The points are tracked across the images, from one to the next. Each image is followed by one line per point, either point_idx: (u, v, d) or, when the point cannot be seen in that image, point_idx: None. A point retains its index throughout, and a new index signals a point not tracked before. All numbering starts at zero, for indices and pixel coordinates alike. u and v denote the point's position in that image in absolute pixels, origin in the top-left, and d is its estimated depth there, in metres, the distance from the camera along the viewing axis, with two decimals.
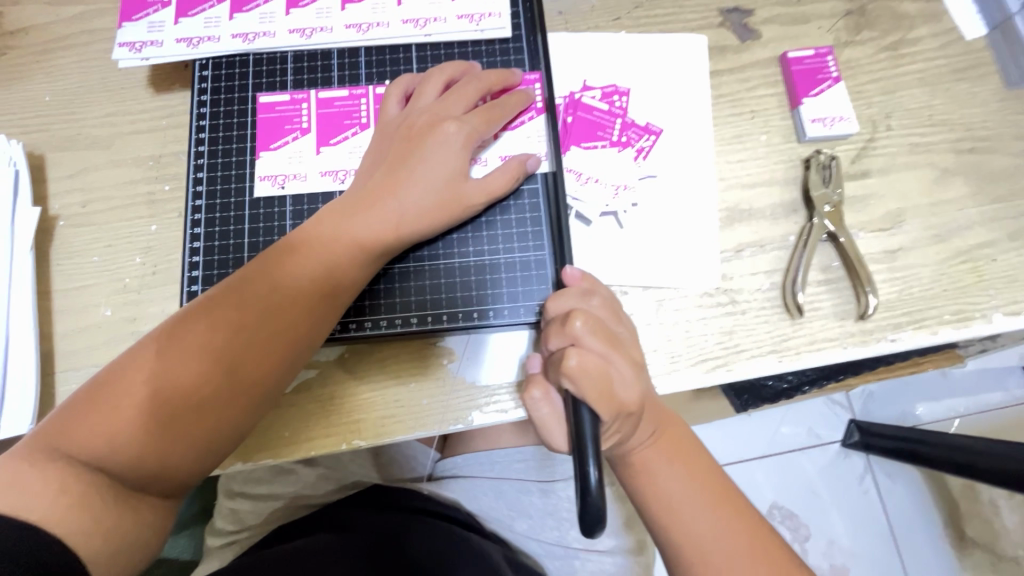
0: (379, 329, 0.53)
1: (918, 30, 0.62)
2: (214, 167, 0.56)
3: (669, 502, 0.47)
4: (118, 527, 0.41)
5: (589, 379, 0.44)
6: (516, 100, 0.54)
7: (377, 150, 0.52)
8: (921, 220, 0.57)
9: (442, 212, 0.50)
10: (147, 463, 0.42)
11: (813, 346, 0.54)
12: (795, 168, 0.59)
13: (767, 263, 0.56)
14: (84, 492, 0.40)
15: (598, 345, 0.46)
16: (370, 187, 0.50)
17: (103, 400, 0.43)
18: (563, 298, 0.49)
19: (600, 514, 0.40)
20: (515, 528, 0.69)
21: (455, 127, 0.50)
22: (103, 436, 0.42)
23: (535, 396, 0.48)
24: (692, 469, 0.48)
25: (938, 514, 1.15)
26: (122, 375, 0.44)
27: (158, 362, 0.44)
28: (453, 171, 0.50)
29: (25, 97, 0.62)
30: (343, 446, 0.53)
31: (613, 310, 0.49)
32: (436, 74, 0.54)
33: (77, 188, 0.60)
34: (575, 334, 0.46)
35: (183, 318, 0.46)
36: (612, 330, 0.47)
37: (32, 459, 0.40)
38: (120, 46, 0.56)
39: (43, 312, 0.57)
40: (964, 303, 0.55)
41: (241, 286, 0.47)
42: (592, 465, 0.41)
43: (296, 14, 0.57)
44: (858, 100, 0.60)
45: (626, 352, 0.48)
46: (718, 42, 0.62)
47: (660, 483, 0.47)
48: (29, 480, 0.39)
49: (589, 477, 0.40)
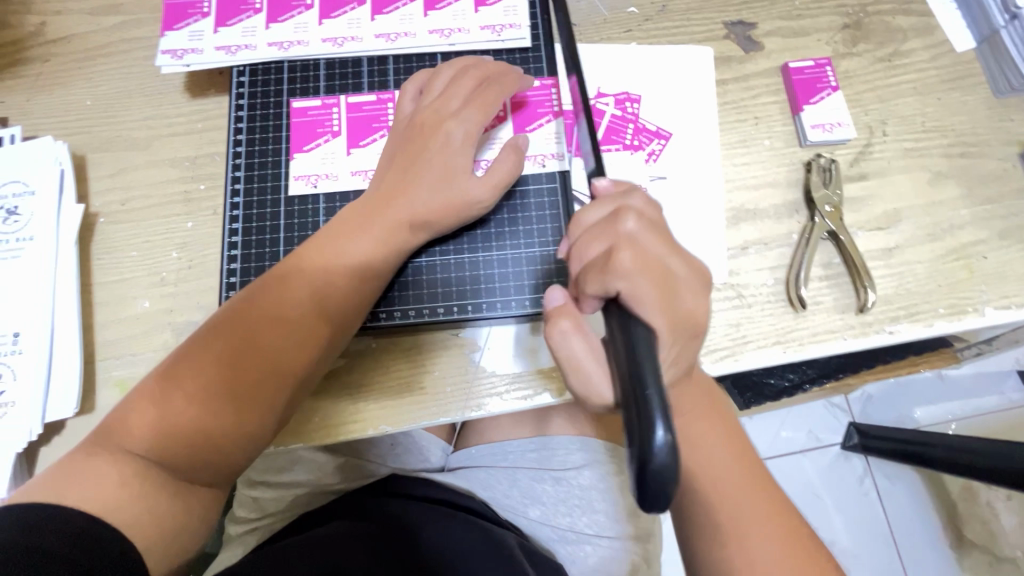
0: (407, 320, 0.56)
1: (911, 42, 0.66)
2: (251, 167, 0.59)
3: (712, 477, 0.48)
4: (168, 513, 0.44)
5: (645, 278, 0.40)
6: (508, 85, 0.56)
7: (388, 150, 0.55)
8: (916, 219, 0.61)
9: (453, 209, 0.53)
10: (189, 455, 0.46)
11: (816, 338, 0.58)
12: (797, 170, 0.63)
13: (771, 260, 0.60)
14: (137, 485, 0.43)
15: (653, 242, 0.41)
16: (382, 190, 0.53)
17: (144, 400, 0.46)
18: (599, 205, 0.44)
19: (672, 470, 0.33)
20: (529, 515, 0.71)
21: (457, 125, 0.53)
22: (147, 433, 0.45)
23: (563, 328, 0.42)
24: (736, 451, 0.49)
25: (935, 513, 1.18)
26: (163, 373, 0.47)
27: (191, 362, 0.47)
28: (457, 168, 0.53)
29: (67, 101, 0.66)
30: (372, 430, 0.56)
31: (661, 209, 0.45)
32: (438, 71, 0.56)
33: (117, 187, 0.63)
34: (624, 232, 0.41)
35: (212, 322, 0.49)
36: (664, 228, 0.43)
37: (89, 456, 0.44)
38: (163, 53, 0.60)
39: (85, 304, 0.60)
40: (957, 299, 0.58)
41: (267, 290, 0.50)
42: (661, 422, 0.34)
43: (329, 24, 0.61)
44: (856, 107, 0.64)
45: (687, 254, 0.43)
46: (724, 53, 0.66)
47: (705, 459, 0.48)
48: (88, 475, 0.43)
49: (655, 431, 0.33)
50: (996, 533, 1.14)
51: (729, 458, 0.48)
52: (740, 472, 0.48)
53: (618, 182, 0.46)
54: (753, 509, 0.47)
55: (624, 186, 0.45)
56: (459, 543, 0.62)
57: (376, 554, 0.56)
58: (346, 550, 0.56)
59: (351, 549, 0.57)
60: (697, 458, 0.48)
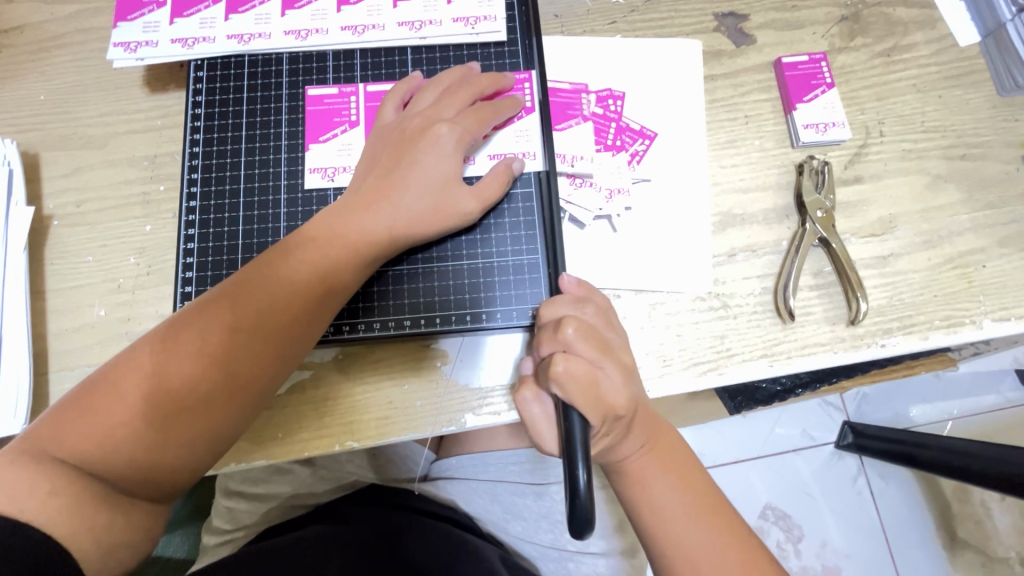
0: (373, 332, 0.53)
1: (912, 36, 0.62)
2: (209, 168, 0.56)
3: (655, 506, 0.46)
4: (109, 526, 0.40)
5: (579, 384, 0.41)
6: (507, 104, 0.54)
7: (371, 155, 0.52)
8: (912, 225, 0.58)
9: (433, 216, 0.50)
10: (141, 465, 0.43)
11: (804, 351, 0.55)
12: (788, 173, 0.59)
13: (759, 268, 0.57)
14: (72, 493, 0.39)
15: (592, 352, 0.43)
16: (364, 191, 0.50)
17: (95, 401, 0.43)
18: (553, 304, 0.47)
19: (590, 518, 0.37)
20: (510, 531, 0.70)
21: (446, 129, 0.50)
22: (95, 437, 0.42)
23: (527, 397, 0.44)
24: (683, 477, 0.47)
25: (929, 514, 1.16)
26: (117, 374, 0.44)
27: (152, 363, 0.44)
28: (446, 173, 0.50)
29: (20, 95, 0.62)
30: (336, 446, 0.54)
31: (605, 317, 0.47)
32: (433, 82, 0.54)
33: (72, 187, 0.60)
34: (566, 341, 0.43)
35: (176, 322, 0.46)
36: (603, 336, 0.45)
37: (22, 457, 0.40)
38: (115, 46, 0.56)
39: (37, 312, 0.57)
40: (954, 309, 0.56)
41: (236, 289, 0.47)
42: (582, 466, 0.39)
43: (292, 16, 0.57)
44: (852, 105, 0.61)
45: (622, 361, 0.45)
46: (713, 47, 0.62)
47: (650, 489, 0.46)
48: (17, 485, 0.39)
49: (579, 480, 0.38)
50: (989, 532, 1.15)
51: (675, 486, 0.46)
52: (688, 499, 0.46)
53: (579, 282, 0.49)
54: (706, 537, 0.45)
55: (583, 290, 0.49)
56: (428, 547, 0.60)
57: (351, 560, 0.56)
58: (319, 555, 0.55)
59: (323, 552, 0.56)
60: (640, 488, 0.47)
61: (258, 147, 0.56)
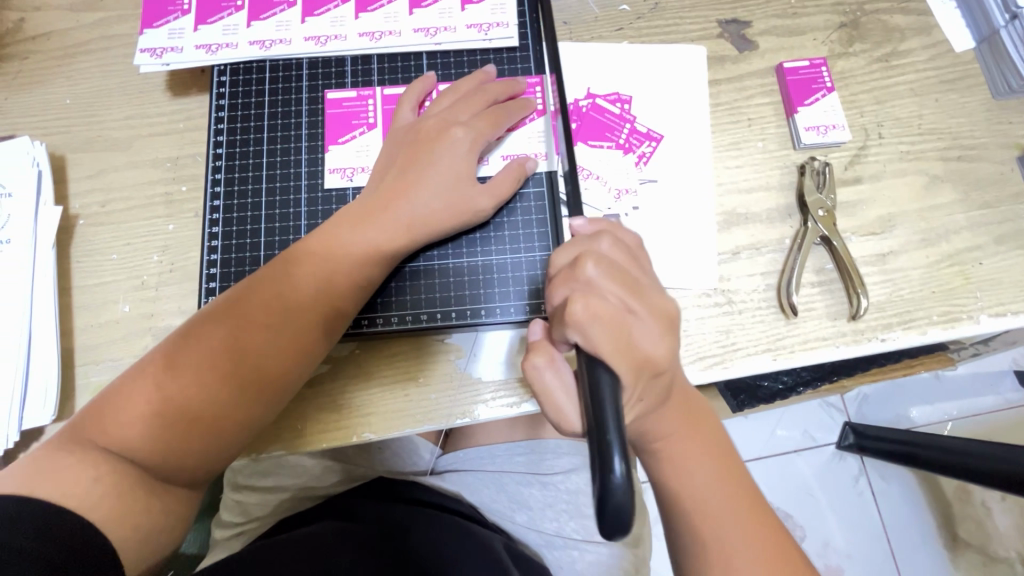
0: (389, 326, 0.55)
1: (909, 42, 0.65)
2: (232, 169, 0.58)
3: (691, 487, 0.47)
4: (145, 511, 0.44)
5: (603, 325, 0.41)
6: (519, 107, 0.56)
7: (388, 156, 0.54)
8: (910, 224, 0.60)
9: (450, 215, 0.52)
10: (172, 455, 0.45)
11: (807, 346, 0.57)
12: (790, 174, 0.61)
13: (762, 265, 0.59)
14: (113, 481, 0.43)
15: (615, 289, 0.43)
16: (383, 190, 0.52)
17: (129, 395, 0.45)
18: (569, 248, 0.46)
19: (627, 506, 0.35)
20: (516, 520, 0.71)
21: (462, 132, 0.52)
22: (129, 428, 0.44)
23: (538, 363, 0.44)
24: (716, 460, 0.48)
25: (930, 513, 1.17)
26: (148, 369, 0.46)
27: (180, 358, 0.46)
28: (462, 174, 0.52)
29: (47, 99, 0.64)
30: (355, 438, 0.55)
31: (627, 252, 0.46)
32: (449, 88, 0.56)
33: (97, 188, 0.62)
34: (586, 279, 0.43)
35: (204, 316, 0.48)
36: (627, 274, 0.45)
37: (65, 448, 0.43)
38: (141, 52, 0.58)
39: (64, 308, 0.58)
40: (951, 306, 0.57)
41: (260, 287, 0.49)
42: (619, 455, 0.35)
43: (312, 22, 0.59)
44: (851, 109, 0.63)
45: (649, 299, 0.45)
46: (717, 52, 0.64)
47: (688, 476, 0.47)
48: (64, 471, 0.42)
49: (614, 468, 0.35)
50: (989, 534, 1.16)
51: (714, 474, 0.48)
52: (721, 481, 0.48)
53: (592, 221, 0.48)
54: (739, 526, 0.46)
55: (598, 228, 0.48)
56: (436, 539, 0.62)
57: (364, 552, 0.56)
58: (331, 549, 0.55)
59: (335, 545, 0.57)
60: (678, 474, 0.48)
61: (279, 149, 0.58)
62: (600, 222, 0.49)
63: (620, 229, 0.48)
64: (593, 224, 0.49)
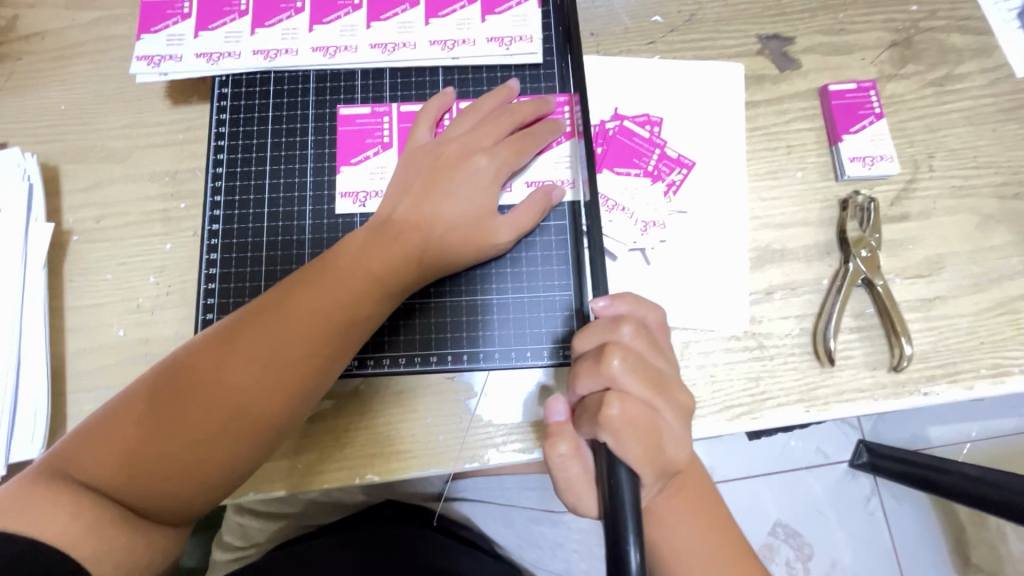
0: (396, 367, 0.53)
1: (966, 64, 0.59)
2: (232, 190, 0.54)
3: (677, 549, 0.44)
4: (129, 550, 0.40)
5: (634, 432, 0.38)
6: (547, 131, 0.52)
7: (403, 178, 0.50)
8: (960, 268, 0.55)
9: (464, 248, 0.49)
10: (158, 495, 0.42)
11: (842, 397, 0.53)
12: (831, 208, 0.57)
13: (798, 307, 0.54)
14: (93, 517, 0.39)
15: (639, 389, 0.39)
16: (396, 219, 0.48)
17: (117, 427, 0.43)
18: (591, 334, 0.42)
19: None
20: (523, 555, 0.72)
21: (485, 161, 0.49)
22: (115, 463, 0.42)
23: (563, 453, 0.41)
24: (704, 518, 0.45)
25: (946, 541, 1.14)
26: (139, 400, 0.44)
27: (174, 390, 0.44)
28: (481, 206, 0.49)
29: (40, 104, 0.61)
30: (357, 480, 0.52)
31: (649, 338, 0.42)
32: (471, 108, 0.52)
33: (92, 202, 0.58)
34: (613, 376, 0.39)
35: (197, 347, 0.45)
36: (653, 366, 0.41)
37: (45, 481, 0.40)
38: (138, 59, 0.54)
39: (55, 330, 0.55)
40: (1001, 357, 0.53)
41: (258, 318, 0.46)
42: (633, 546, 0.34)
43: (320, 31, 0.55)
44: (901, 138, 0.58)
45: (673, 396, 0.41)
46: (756, 71, 0.59)
47: (671, 534, 0.44)
48: (39, 508, 0.39)
49: (629, 563, 0.33)
50: (1002, 557, 1.13)
51: (698, 529, 0.44)
52: (709, 541, 0.44)
53: (617, 297, 0.44)
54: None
55: (621, 309, 0.44)
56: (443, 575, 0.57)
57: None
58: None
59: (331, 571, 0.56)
60: (665, 534, 0.44)
61: (283, 169, 0.55)
62: (626, 298, 0.44)
63: (644, 308, 0.44)
64: (617, 304, 0.44)
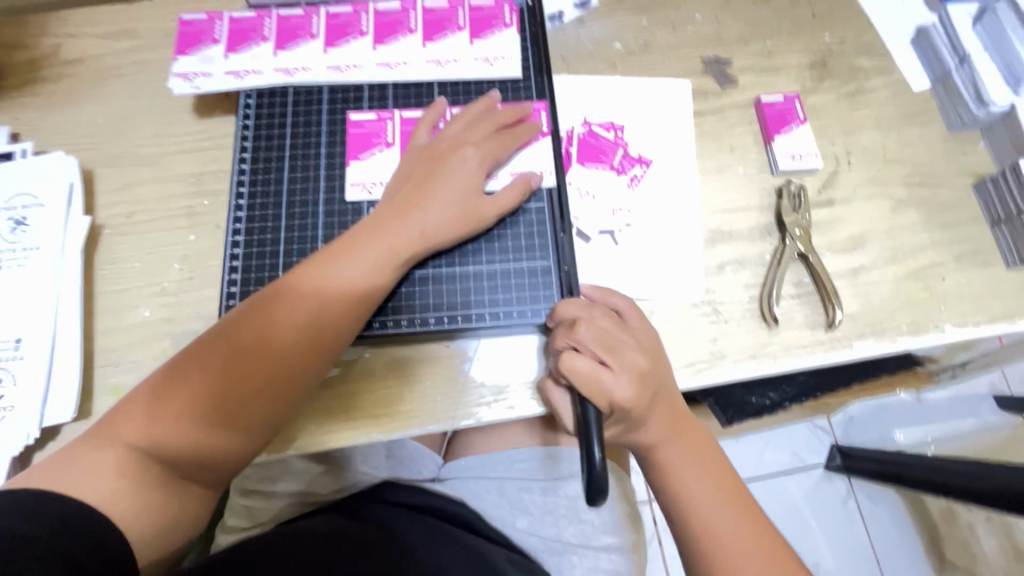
0: (400, 328, 0.58)
1: (872, 80, 0.72)
2: (255, 183, 0.62)
3: (686, 490, 0.51)
4: (164, 508, 0.47)
5: (581, 380, 0.50)
6: (525, 130, 0.61)
7: (406, 170, 0.59)
8: (879, 242, 0.65)
9: (461, 224, 0.57)
10: (199, 449, 0.48)
11: (787, 352, 0.61)
12: (769, 196, 0.67)
13: (746, 278, 0.63)
14: (133, 477, 0.46)
15: (594, 351, 0.51)
16: (402, 200, 0.56)
17: (161, 391, 0.48)
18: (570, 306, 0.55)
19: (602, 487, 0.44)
20: (516, 526, 0.69)
21: (472, 152, 0.58)
22: (160, 424, 0.47)
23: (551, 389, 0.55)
24: (708, 464, 0.53)
25: (917, 536, 1.20)
26: (181, 366, 0.49)
27: (211, 355, 0.49)
28: (472, 188, 0.57)
29: (78, 118, 0.69)
30: (363, 437, 0.58)
31: (613, 319, 0.54)
32: (463, 112, 0.62)
33: (123, 200, 0.66)
34: (573, 339, 0.52)
35: (226, 322, 0.51)
36: (612, 336, 0.52)
37: (103, 443, 0.47)
38: (175, 76, 0.63)
39: (86, 312, 0.61)
40: (918, 317, 0.62)
41: (286, 290, 0.52)
42: (597, 448, 0.46)
43: (333, 52, 0.65)
44: (823, 138, 0.69)
45: (627, 358, 0.52)
46: (701, 87, 0.71)
47: (680, 475, 0.52)
48: (91, 464, 0.46)
49: (595, 461, 0.45)
50: (976, 555, 1.16)
51: (702, 474, 0.52)
52: (716, 484, 0.52)
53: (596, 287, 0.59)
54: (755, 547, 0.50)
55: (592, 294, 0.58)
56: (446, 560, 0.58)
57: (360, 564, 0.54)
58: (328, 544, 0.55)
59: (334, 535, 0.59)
60: (672, 475, 0.52)
61: (299, 165, 0.63)
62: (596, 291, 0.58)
63: (614, 297, 0.58)
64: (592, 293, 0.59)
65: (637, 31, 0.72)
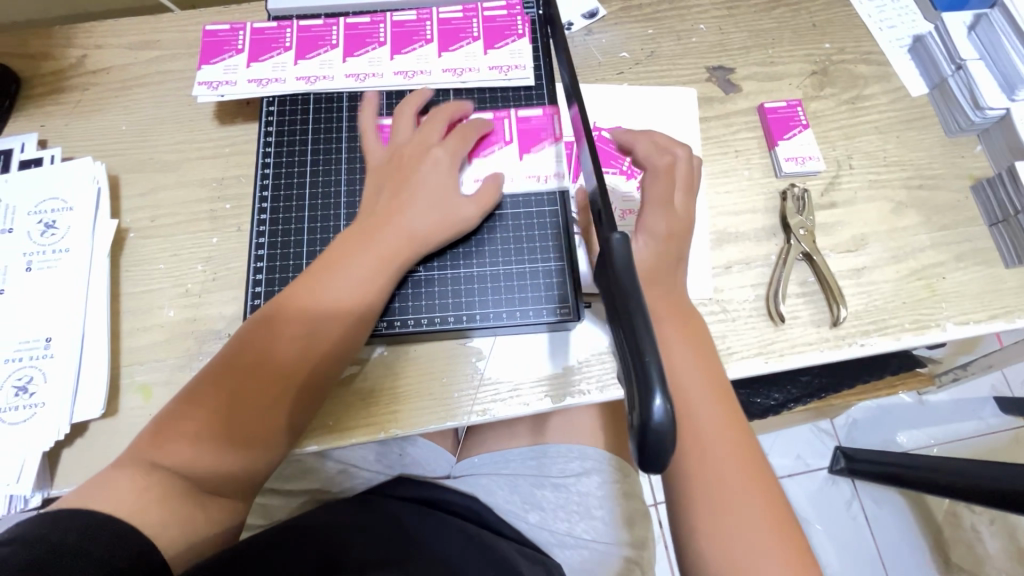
0: (419, 327, 0.60)
1: (872, 87, 0.74)
2: (278, 187, 0.65)
3: (678, 374, 0.51)
4: (194, 517, 0.48)
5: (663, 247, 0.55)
6: (483, 127, 0.63)
7: (377, 181, 0.60)
8: (881, 243, 0.67)
9: (444, 227, 0.58)
10: (220, 465, 0.49)
11: (794, 349, 0.62)
12: (774, 199, 0.69)
13: (752, 278, 0.65)
14: (160, 489, 0.47)
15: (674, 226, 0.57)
16: (381, 210, 0.58)
17: (179, 415, 0.50)
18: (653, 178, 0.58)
19: (664, 447, 0.33)
20: (528, 521, 0.70)
21: (441, 153, 0.60)
22: (184, 446, 0.49)
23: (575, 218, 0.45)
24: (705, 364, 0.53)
25: (922, 538, 1.21)
26: (196, 390, 0.51)
27: (214, 374, 0.51)
28: (448, 190, 0.59)
29: (103, 125, 0.71)
30: (382, 434, 0.59)
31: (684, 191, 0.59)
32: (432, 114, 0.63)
33: (147, 205, 0.68)
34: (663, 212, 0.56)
35: (233, 344, 0.53)
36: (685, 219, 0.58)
37: (132, 468, 0.48)
38: (199, 84, 0.66)
39: (113, 312, 0.63)
40: (920, 315, 0.64)
41: (281, 306, 0.54)
42: (659, 391, 0.34)
43: (352, 62, 0.67)
44: (824, 143, 0.71)
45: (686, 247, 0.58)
46: (706, 94, 0.73)
47: (677, 362, 0.51)
48: (120, 488, 0.46)
49: (653, 407, 0.33)
50: (980, 557, 1.18)
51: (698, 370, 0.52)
52: (706, 380, 0.52)
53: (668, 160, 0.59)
54: (773, 540, 0.47)
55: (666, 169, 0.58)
56: (460, 553, 0.59)
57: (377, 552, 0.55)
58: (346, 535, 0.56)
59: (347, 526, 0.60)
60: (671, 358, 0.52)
61: (321, 170, 0.65)
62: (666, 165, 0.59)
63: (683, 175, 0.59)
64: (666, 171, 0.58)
65: (643, 41, 0.75)
